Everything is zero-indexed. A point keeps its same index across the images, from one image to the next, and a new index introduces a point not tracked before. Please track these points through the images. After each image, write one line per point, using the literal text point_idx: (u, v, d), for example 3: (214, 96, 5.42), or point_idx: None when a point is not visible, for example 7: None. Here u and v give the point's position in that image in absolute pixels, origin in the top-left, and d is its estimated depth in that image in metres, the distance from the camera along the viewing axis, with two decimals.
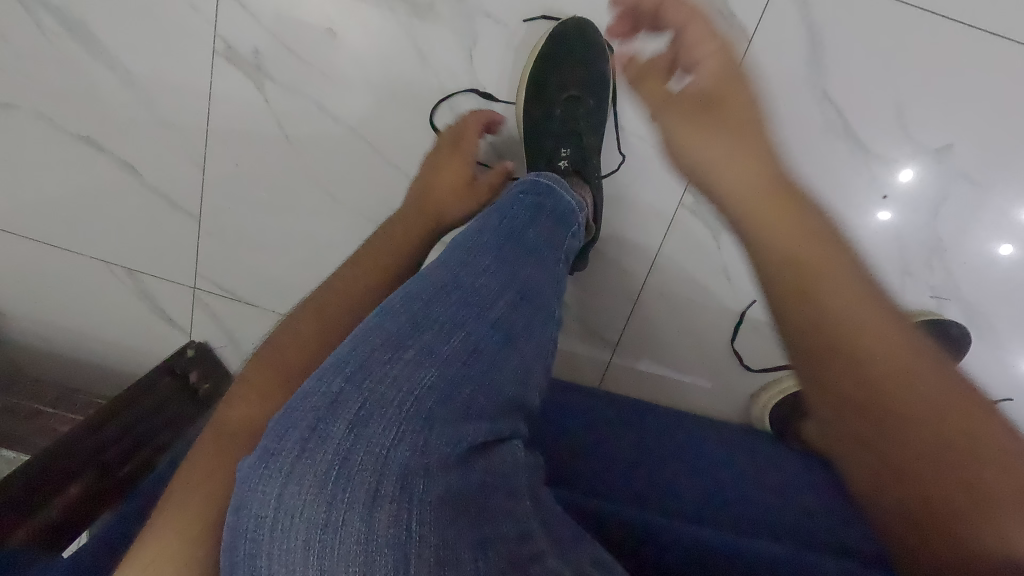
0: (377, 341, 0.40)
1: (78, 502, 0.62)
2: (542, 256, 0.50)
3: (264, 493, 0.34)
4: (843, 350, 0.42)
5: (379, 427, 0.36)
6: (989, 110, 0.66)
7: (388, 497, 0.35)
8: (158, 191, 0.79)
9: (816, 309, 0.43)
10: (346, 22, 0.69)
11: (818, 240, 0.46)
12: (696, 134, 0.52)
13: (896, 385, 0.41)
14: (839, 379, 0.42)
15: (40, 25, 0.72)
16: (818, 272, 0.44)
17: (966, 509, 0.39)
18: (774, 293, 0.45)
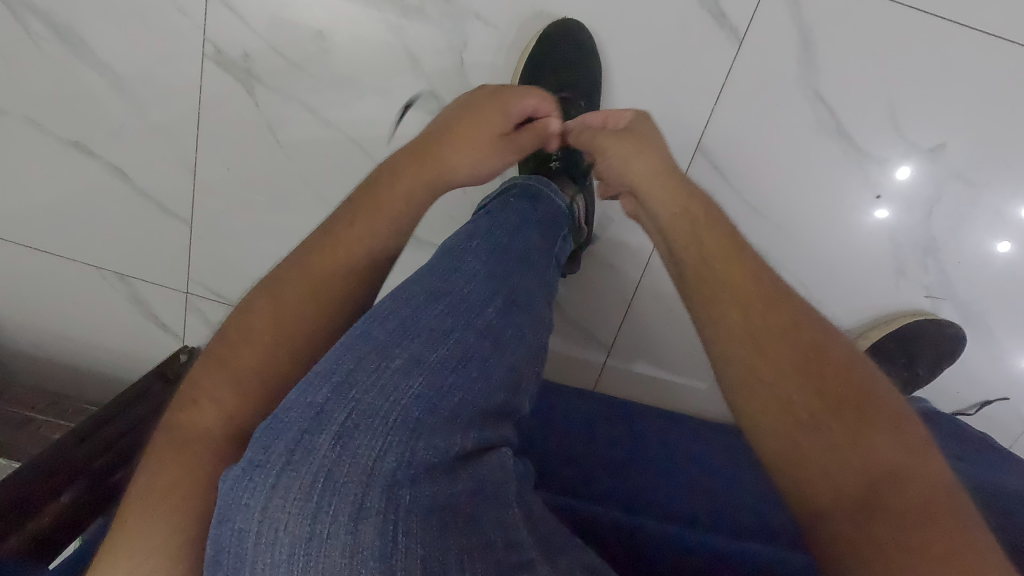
0: (364, 351, 0.40)
1: (67, 511, 0.62)
2: (533, 260, 0.51)
3: (247, 508, 0.33)
4: (787, 341, 0.42)
5: (366, 437, 0.36)
6: (983, 108, 0.66)
7: (375, 509, 0.34)
8: (149, 196, 0.78)
9: (762, 309, 0.44)
10: (336, 25, 0.69)
11: (746, 260, 0.48)
12: (629, 157, 0.56)
13: (834, 376, 0.40)
14: (770, 372, 0.41)
15: (27, 30, 0.72)
16: (759, 288, 0.45)
17: (906, 506, 0.34)
18: (717, 292, 0.46)
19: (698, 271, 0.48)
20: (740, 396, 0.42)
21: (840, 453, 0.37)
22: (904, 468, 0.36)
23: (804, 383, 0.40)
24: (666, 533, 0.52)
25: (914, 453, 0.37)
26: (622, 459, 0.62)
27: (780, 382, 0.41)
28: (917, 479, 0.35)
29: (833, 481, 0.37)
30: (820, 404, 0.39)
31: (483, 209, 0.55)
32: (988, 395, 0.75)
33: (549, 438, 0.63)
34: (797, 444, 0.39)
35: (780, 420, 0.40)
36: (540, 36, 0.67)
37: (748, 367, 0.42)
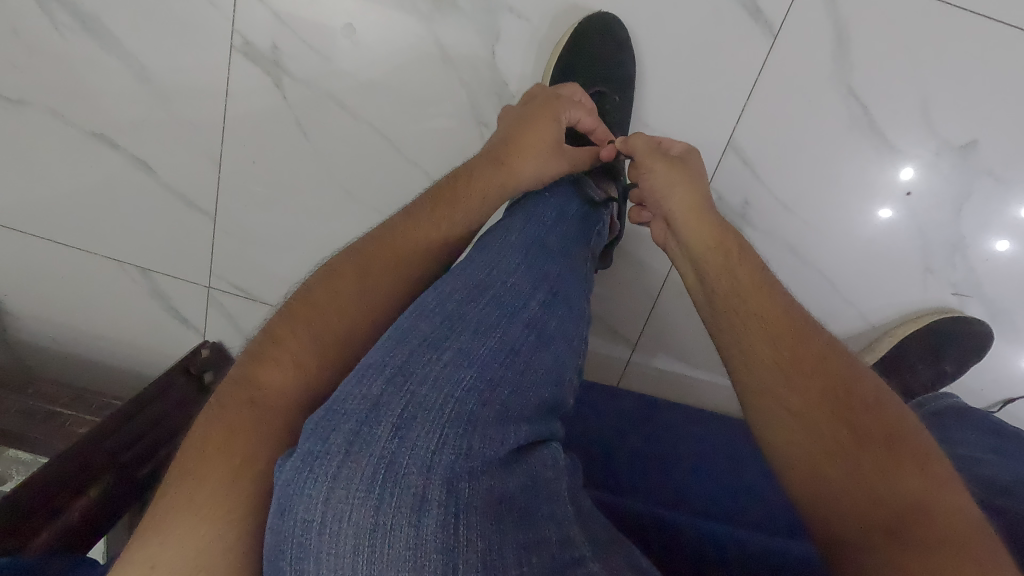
0: (415, 341, 0.36)
1: (97, 503, 0.61)
2: (572, 256, 0.49)
3: (310, 497, 0.29)
4: (816, 374, 0.43)
5: (424, 429, 0.32)
6: (1016, 106, 0.66)
7: (436, 502, 0.30)
8: (172, 188, 0.77)
9: (792, 343, 0.45)
10: (366, 18, 0.68)
11: (779, 297, 0.48)
12: (674, 174, 0.55)
13: (865, 409, 0.41)
14: (800, 403, 0.42)
15: (52, 20, 0.71)
16: (792, 324, 0.46)
17: (936, 537, 0.34)
18: (749, 325, 0.47)
19: (730, 304, 0.49)
20: (768, 425, 0.43)
21: (871, 484, 0.37)
22: (936, 502, 0.36)
23: (834, 414, 0.41)
24: (705, 529, 0.52)
25: (943, 487, 0.37)
26: (653, 455, 0.62)
27: (810, 412, 0.41)
28: (941, 503, 0.36)
29: (862, 511, 0.37)
30: (847, 413, 0.41)
31: (519, 206, 0.52)
32: (1013, 393, 0.75)
33: (580, 433, 0.63)
34: (826, 474, 0.39)
35: (809, 449, 0.40)
36: (574, 29, 0.66)
37: (777, 398, 0.43)
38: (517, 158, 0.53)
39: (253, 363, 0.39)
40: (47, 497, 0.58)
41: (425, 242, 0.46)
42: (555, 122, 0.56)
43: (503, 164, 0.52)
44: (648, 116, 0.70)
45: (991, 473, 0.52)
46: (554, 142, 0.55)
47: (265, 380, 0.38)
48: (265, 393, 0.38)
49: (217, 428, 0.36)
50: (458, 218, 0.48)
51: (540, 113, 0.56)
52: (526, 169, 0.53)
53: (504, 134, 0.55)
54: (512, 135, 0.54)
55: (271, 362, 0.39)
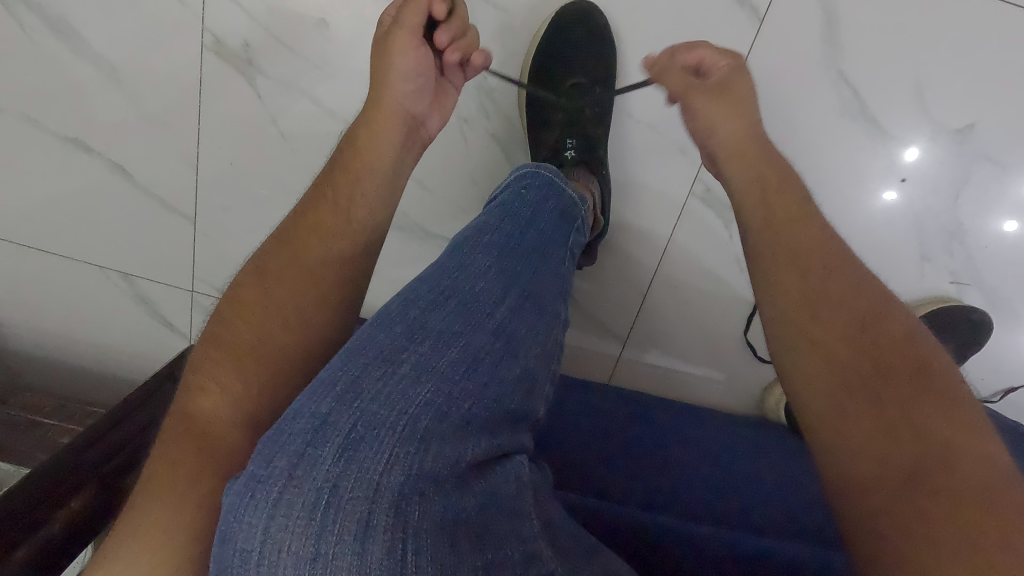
0: (368, 356, 0.34)
1: (80, 516, 0.59)
2: (547, 253, 0.45)
3: (249, 525, 0.28)
4: (844, 308, 0.42)
5: (372, 449, 0.30)
6: (1012, 87, 0.63)
7: (381, 527, 0.29)
8: (149, 192, 0.76)
9: (822, 276, 0.44)
10: (339, 12, 0.66)
11: (813, 228, 0.47)
12: (721, 108, 0.52)
13: (892, 346, 0.40)
14: (825, 337, 0.42)
15: (20, 23, 0.69)
16: (823, 256, 0.45)
17: (953, 477, 0.34)
18: (778, 257, 0.46)
19: (762, 238, 0.48)
20: (789, 358, 0.43)
21: (890, 419, 0.37)
22: (958, 441, 0.35)
23: (858, 349, 0.40)
24: (689, 532, 0.51)
25: (966, 425, 0.36)
26: (640, 454, 0.61)
27: (833, 347, 0.41)
28: (973, 461, 0.34)
29: (877, 446, 0.37)
30: (878, 364, 0.39)
31: (492, 202, 0.48)
32: (1014, 381, 0.73)
33: (564, 432, 0.61)
34: (845, 408, 0.39)
35: (830, 384, 0.40)
36: (548, 21, 0.66)
37: (802, 330, 0.43)
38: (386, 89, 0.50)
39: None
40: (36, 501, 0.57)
41: (362, 228, 0.47)
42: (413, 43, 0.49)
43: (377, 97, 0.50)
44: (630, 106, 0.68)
45: None
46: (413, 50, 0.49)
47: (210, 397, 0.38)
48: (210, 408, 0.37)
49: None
50: (364, 187, 0.48)
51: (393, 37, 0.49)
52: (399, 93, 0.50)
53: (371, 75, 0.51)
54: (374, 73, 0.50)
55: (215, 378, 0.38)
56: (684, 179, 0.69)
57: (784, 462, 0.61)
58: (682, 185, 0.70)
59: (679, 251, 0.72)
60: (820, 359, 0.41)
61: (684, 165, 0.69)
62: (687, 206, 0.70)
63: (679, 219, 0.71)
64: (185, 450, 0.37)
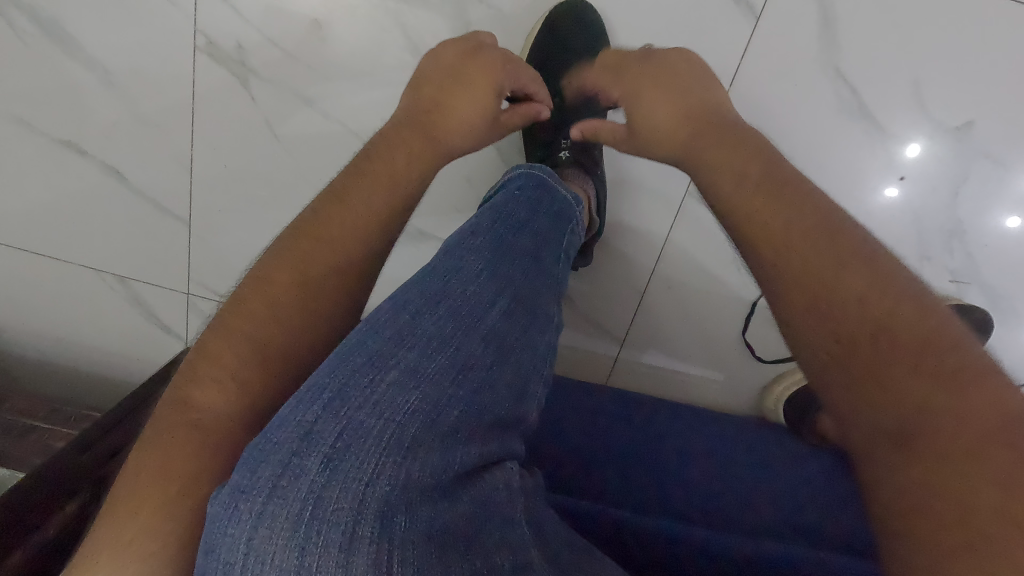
0: (357, 363, 0.33)
1: (74, 520, 0.59)
2: (540, 256, 0.45)
3: (232, 537, 0.28)
4: (828, 247, 0.34)
5: (358, 459, 0.30)
6: (1011, 83, 0.63)
7: (367, 539, 0.28)
8: (143, 194, 0.76)
9: (789, 216, 0.36)
10: (332, 12, 0.66)
11: (787, 171, 0.39)
12: (653, 92, 0.48)
13: (871, 281, 0.32)
14: (799, 284, 0.34)
15: (12, 25, 0.69)
16: (777, 194, 0.37)
17: (972, 449, 0.26)
18: (749, 199, 0.38)
19: (734, 182, 0.40)
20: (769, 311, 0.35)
21: (873, 372, 0.30)
22: (966, 396, 0.27)
23: (837, 294, 0.32)
24: (686, 536, 0.51)
25: (976, 377, 0.28)
26: (637, 456, 0.60)
27: (809, 294, 0.33)
28: (994, 419, 0.26)
29: (867, 412, 0.29)
30: (862, 310, 0.31)
31: (485, 204, 0.48)
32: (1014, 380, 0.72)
33: (561, 435, 0.61)
34: (823, 368, 0.31)
35: (809, 340, 0.32)
36: (544, 20, 0.65)
37: (776, 292, 0.35)
38: (451, 108, 0.51)
39: (185, 385, 0.38)
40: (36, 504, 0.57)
41: (363, 235, 0.43)
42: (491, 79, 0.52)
43: (436, 114, 0.51)
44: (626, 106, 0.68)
45: None
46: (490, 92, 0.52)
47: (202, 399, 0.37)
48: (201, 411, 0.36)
49: (152, 455, 0.35)
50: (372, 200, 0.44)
51: (478, 77, 0.52)
52: (464, 117, 0.52)
53: (432, 87, 0.52)
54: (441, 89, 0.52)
55: (209, 383, 0.37)
56: (680, 178, 0.69)
57: (783, 463, 0.60)
58: (679, 184, 0.69)
59: (676, 251, 0.71)
60: (799, 320, 0.33)
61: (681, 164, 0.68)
62: (684, 205, 0.70)
63: (676, 220, 0.70)
64: None
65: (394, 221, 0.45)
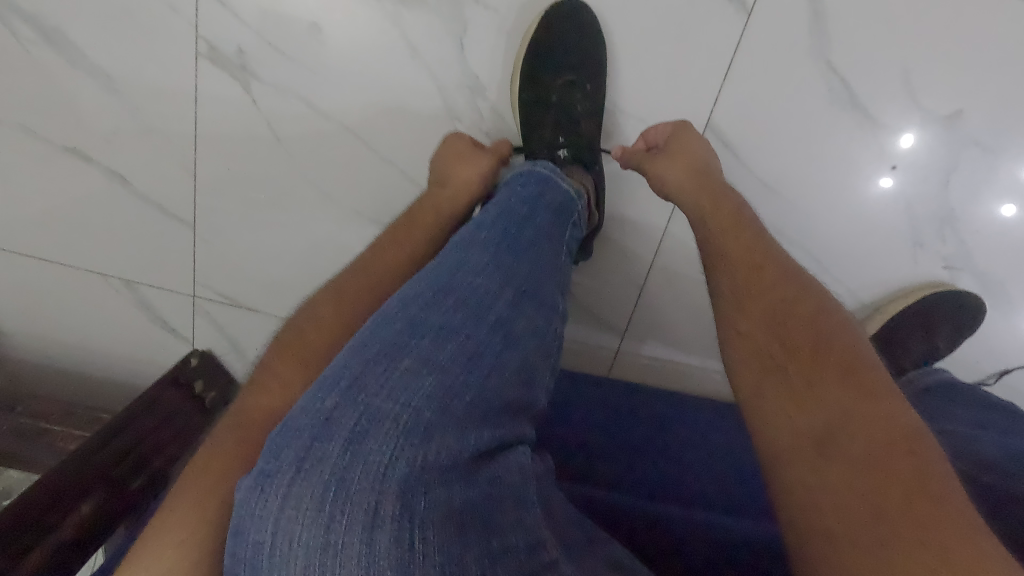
0: (371, 353, 0.35)
1: (93, 523, 0.61)
2: (544, 249, 0.46)
3: (261, 517, 0.30)
4: (768, 302, 0.45)
5: (377, 443, 0.31)
6: (1001, 72, 0.64)
7: (388, 517, 0.30)
8: (148, 199, 0.77)
9: (747, 273, 0.48)
10: (332, 16, 0.67)
11: (747, 233, 0.51)
12: (667, 163, 0.58)
13: (809, 324, 0.42)
14: (747, 327, 0.45)
15: (15, 35, 0.70)
16: (752, 255, 0.49)
17: (864, 447, 0.35)
18: (721, 265, 0.50)
19: (712, 250, 0.52)
20: (725, 352, 0.46)
21: (798, 387, 0.39)
22: (868, 405, 0.36)
23: (773, 334, 0.43)
24: (690, 518, 0.52)
25: (880, 394, 0.37)
26: (639, 445, 0.62)
27: (754, 334, 0.44)
28: (882, 423, 0.35)
29: (797, 425, 0.38)
30: (794, 343, 0.42)
31: (489, 203, 0.49)
32: (1009, 363, 0.74)
33: (565, 425, 0.62)
34: (762, 383, 0.41)
35: (753, 370, 0.42)
36: (542, 18, 0.66)
37: (733, 326, 0.46)
38: (456, 176, 0.56)
39: None
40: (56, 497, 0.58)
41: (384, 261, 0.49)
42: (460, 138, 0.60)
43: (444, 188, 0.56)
44: (623, 102, 0.69)
45: (980, 446, 0.50)
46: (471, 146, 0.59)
47: (233, 407, 0.39)
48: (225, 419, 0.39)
49: None
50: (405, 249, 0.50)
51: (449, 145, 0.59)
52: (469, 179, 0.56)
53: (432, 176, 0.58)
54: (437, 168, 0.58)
55: None
56: None
57: None
58: None
59: (674, 245, 0.73)
60: (746, 348, 0.44)
61: None
62: None
63: (674, 212, 0.71)
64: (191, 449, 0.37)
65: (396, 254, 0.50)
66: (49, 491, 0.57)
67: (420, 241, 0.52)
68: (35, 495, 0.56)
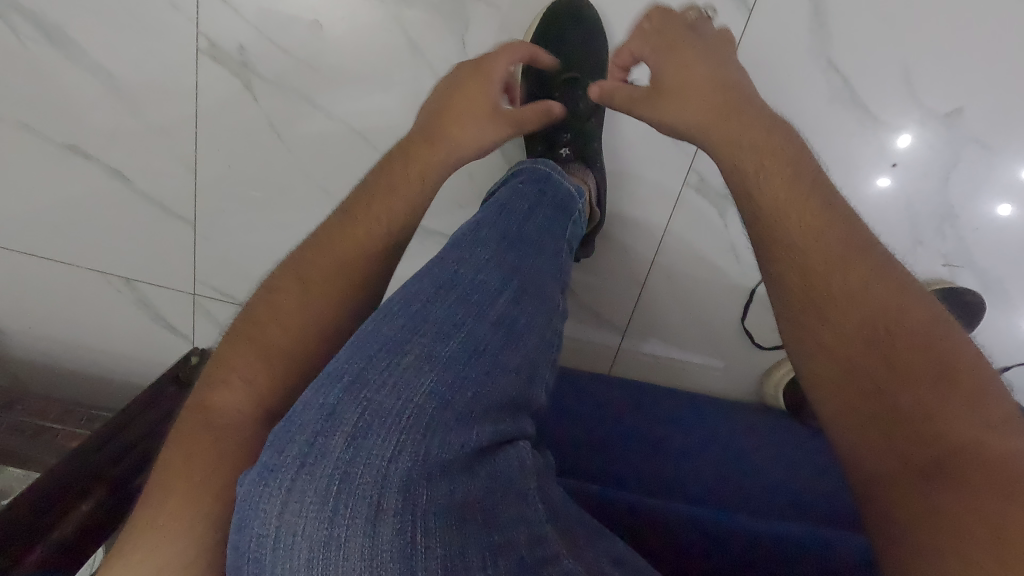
0: (373, 348, 0.35)
1: (94, 519, 0.60)
2: (544, 246, 0.46)
3: (264, 512, 0.29)
4: (849, 289, 0.37)
5: (380, 437, 0.31)
6: (1001, 70, 0.64)
7: (391, 511, 0.30)
8: (149, 197, 0.77)
9: (821, 255, 0.39)
10: (333, 14, 0.67)
11: (811, 199, 0.41)
12: (672, 102, 0.48)
13: (904, 328, 0.35)
14: (825, 325, 0.37)
15: (16, 32, 0.70)
16: (822, 228, 0.40)
17: (993, 489, 0.29)
18: (779, 240, 0.41)
19: (765, 220, 0.42)
20: (796, 355, 0.38)
21: (900, 409, 0.33)
22: (986, 438, 0.31)
23: (863, 338, 0.35)
24: (689, 515, 0.52)
25: (997, 425, 0.31)
26: (639, 442, 0.62)
27: (836, 337, 0.36)
28: (1009, 462, 0.30)
29: (903, 455, 0.32)
30: (889, 351, 0.35)
31: (490, 200, 0.49)
32: (1009, 360, 0.74)
33: (565, 422, 0.62)
34: (854, 402, 0.35)
35: (837, 383, 0.36)
36: (544, 14, 0.66)
37: (806, 324, 0.38)
38: (461, 130, 0.51)
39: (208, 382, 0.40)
40: (55, 498, 0.58)
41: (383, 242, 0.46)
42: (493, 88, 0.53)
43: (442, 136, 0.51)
44: None
45: None
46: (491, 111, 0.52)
47: (232, 402, 0.39)
48: (222, 412, 0.39)
49: (181, 446, 0.37)
50: (394, 211, 0.47)
51: (471, 84, 0.53)
52: (473, 140, 0.52)
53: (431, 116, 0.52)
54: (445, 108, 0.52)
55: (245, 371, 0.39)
56: (678, 168, 0.70)
57: (786, 443, 0.62)
58: (676, 175, 0.71)
59: (675, 243, 0.73)
60: (826, 355, 0.36)
61: (677, 154, 0.69)
62: (683, 194, 0.71)
63: (675, 208, 0.72)
64: (191, 445, 0.37)
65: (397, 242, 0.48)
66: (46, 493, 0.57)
67: (400, 211, 0.47)
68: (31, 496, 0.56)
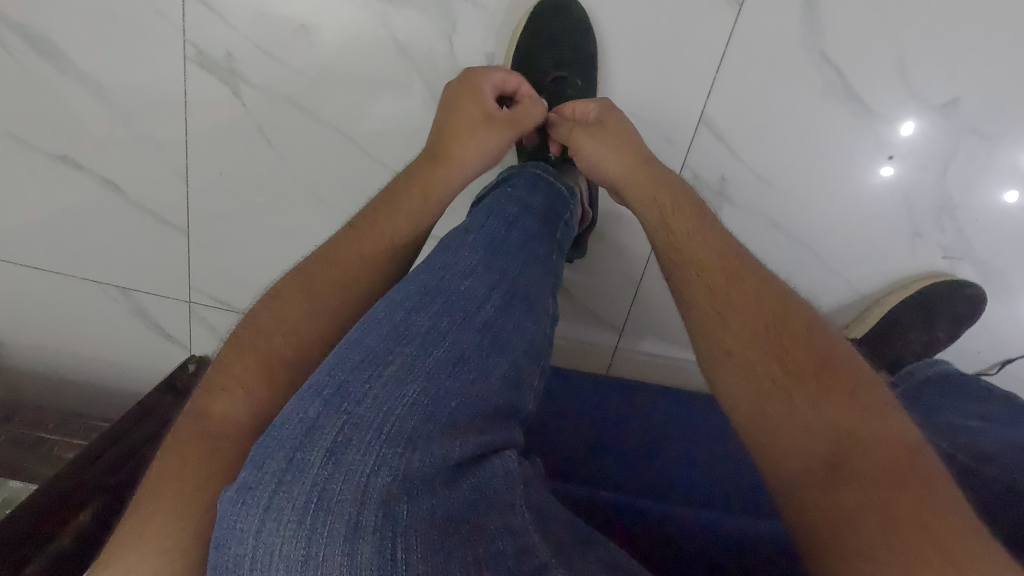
0: (355, 360, 0.34)
1: (89, 529, 0.59)
2: (532, 249, 0.45)
3: (240, 531, 0.29)
4: (753, 314, 0.41)
5: (359, 452, 0.31)
6: (998, 58, 0.63)
7: (371, 527, 0.29)
8: (140, 205, 0.77)
9: (725, 283, 0.43)
10: (319, 17, 0.66)
11: (717, 237, 0.47)
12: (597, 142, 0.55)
13: (801, 341, 0.39)
14: (734, 336, 0.41)
15: (4, 45, 0.70)
16: (727, 261, 0.45)
17: (875, 469, 0.32)
18: (690, 269, 0.45)
19: (674, 254, 0.47)
20: (712, 370, 0.41)
21: (801, 408, 0.36)
22: (870, 428, 0.34)
23: (764, 348, 0.39)
24: (685, 517, 0.52)
25: (877, 415, 0.35)
26: (634, 444, 0.62)
27: (743, 349, 0.40)
28: (888, 445, 0.33)
29: (804, 447, 0.35)
30: (788, 359, 0.38)
31: (478, 206, 0.48)
32: (1012, 352, 0.73)
33: (562, 425, 0.62)
34: (761, 403, 0.37)
35: (744, 382, 0.39)
36: (530, 14, 0.66)
37: (719, 340, 0.41)
38: (456, 153, 0.55)
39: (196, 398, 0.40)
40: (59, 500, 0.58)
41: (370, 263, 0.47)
42: (484, 102, 0.57)
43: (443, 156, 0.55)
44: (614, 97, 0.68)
45: (979, 438, 0.49)
46: (489, 115, 0.57)
47: (223, 406, 0.38)
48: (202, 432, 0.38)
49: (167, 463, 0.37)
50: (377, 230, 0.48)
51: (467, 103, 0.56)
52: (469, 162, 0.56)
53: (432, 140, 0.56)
54: (442, 127, 0.56)
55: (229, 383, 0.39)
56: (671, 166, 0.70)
57: None
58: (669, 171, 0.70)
59: None
60: (733, 362, 0.40)
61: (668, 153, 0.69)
62: None
63: None
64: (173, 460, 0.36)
65: (384, 249, 0.48)
66: (47, 497, 0.58)
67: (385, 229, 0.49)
68: (33, 500, 0.56)
